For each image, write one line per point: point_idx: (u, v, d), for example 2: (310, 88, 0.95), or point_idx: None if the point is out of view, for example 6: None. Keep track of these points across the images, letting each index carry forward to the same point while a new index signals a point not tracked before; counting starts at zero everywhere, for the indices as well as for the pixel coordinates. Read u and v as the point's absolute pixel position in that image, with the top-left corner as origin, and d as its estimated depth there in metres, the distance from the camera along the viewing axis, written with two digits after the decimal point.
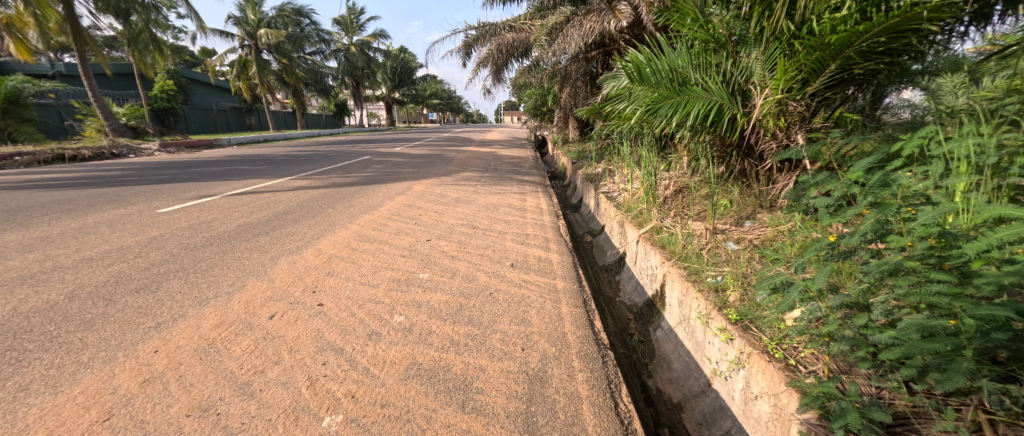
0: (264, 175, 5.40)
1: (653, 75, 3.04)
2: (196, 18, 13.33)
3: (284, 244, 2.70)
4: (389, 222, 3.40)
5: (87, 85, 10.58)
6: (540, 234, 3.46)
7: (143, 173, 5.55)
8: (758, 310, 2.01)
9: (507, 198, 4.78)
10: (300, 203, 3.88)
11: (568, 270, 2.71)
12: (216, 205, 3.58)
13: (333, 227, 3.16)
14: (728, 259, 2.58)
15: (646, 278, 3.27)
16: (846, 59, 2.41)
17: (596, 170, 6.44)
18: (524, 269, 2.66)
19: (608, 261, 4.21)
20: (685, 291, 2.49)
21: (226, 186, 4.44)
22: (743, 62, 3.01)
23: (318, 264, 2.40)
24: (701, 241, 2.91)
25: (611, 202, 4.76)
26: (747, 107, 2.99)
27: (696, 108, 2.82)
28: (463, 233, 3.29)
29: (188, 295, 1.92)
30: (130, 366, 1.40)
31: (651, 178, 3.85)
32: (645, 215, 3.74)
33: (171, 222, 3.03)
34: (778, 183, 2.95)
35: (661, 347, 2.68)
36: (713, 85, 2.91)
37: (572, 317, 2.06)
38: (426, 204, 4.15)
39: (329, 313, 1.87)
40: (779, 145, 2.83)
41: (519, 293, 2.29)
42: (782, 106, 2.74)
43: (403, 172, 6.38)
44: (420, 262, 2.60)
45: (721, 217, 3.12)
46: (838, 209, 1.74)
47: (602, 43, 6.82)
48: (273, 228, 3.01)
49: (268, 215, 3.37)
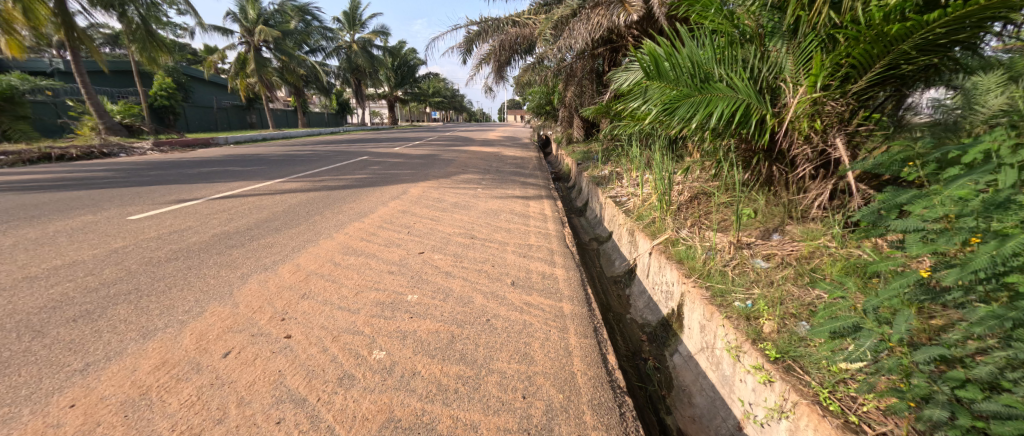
0: (253, 177, 5.14)
1: (671, 70, 2.70)
2: (192, 13, 13.05)
3: (258, 259, 2.42)
4: (380, 232, 3.12)
5: (80, 82, 10.37)
6: (544, 245, 3.17)
7: (127, 174, 5.29)
8: (799, 345, 1.71)
9: (509, 203, 4.49)
10: (286, 208, 3.61)
11: (577, 290, 2.41)
12: (194, 211, 3.31)
13: (317, 237, 2.88)
14: (757, 279, 2.29)
15: (660, 295, 2.98)
16: (900, 54, 2.10)
17: (602, 172, 6.14)
18: (526, 288, 2.37)
19: (617, 272, 3.90)
20: (709, 316, 2.19)
21: (210, 189, 4.17)
22: (773, 57, 2.71)
23: (294, 284, 2.12)
24: (725, 256, 2.62)
25: (619, 208, 4.47)
26: (776, 107, 2.69)
27: (721, 107, 2.50)
28: (460, 244, 3.01)
29: (132, 325, 1.65)
30: (32, 429, 1.12)
31: (664, 184, 3.55)
32: (658, 225, 3.44)
33: (139, 231, 2.76)
34: (812, 192, 2.65)
35: (679, 376, 2.38)
36: (739, 82, 2.59)
37: (582, 352, 1.77)
38: (421, 210, 3.86)
39: (296, 348, 1.58)
40: (813, 149, 2.53)
41: (521, 319, 2.00)
42: (818, 106, 2.43)
43: (400, 173, 6.11)
44: (409, 281, 2.31)
45: (746, 228, 2.83)
46: (930, 237, 1.40)
47: (609, 40, 6.58)
48: (250, 239, 2.74)
49: (248, 223, 3.10)
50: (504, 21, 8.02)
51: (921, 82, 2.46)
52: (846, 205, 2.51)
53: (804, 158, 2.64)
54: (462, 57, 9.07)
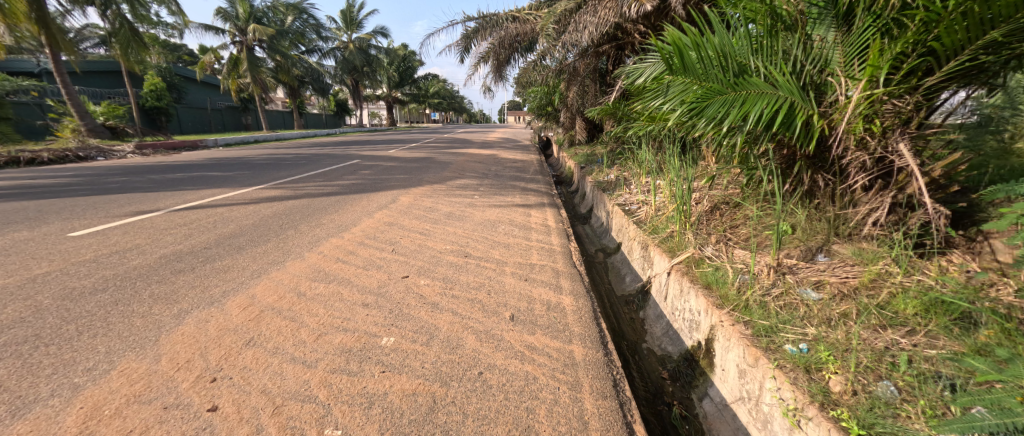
0: (229, 183, 4.73)
1: (700, 62, 2.28)
2: (179, 11, 12.65)
3: (205, 288, 2.01)
4: (359, 250, 2.71)
5: (60, 82, 9.99)
6: (548, 265, 2.76)
7: (93, 180, 4.87)
8: (889, 417, 1.29)
9: (508, 213, 4.09)
10: (258, 221, 3.21)
11: (589, 326, 2.00)
12: (149, 225, 2.90)
13: (285, 258, 2.47)
14: (809, 315, 1.88)
15: (683, 324, 2.56)
16: (993, 41, 1.68)
17: (607, 176, 5.73)
18: (528, 325, 1.95)
19: (628, 290, 3.49)
20: (754, 362, 1.77)
21: (177, 198, 3.78)
22: (818, 47, 2.32)
23: (241, 324, 1.71)
24: (765, 282, 2.20)
25: (629, 217, 4.07)
26: (822, 107, 2.28)
27: (760, 107, 2.09)
28: (451, 265, 2.61)
29: (4, 396, 1.24)
30: None
31: (684, 194, 3.15)
32: (678, 240, 3.03)
33: (75, 252, 2.36)
34: (865, 207, 2.24)
35: (711, 429, 1.96)
36: (780, 76, 2.19)
37: (602, 423, 1.35)
38: (410, 222, 3.46)
39: (219, 430, 1.16)
40: (869, 157, 2.13)
41: (522, 371, 1.59)
42: (878, 105, 2.02)
43: (392, 179, 5.71)
44: (387, 318, 1.89)
45: (785, 248, 2.42)
46: None
47: (615, 36, 6.22)
48: (203, 261, 2.33)
49: (207, 240, 2.69)
50: (503, 17, 7.64)
51: (1001, 80, 2.04)
52: (910, 223, 2.10)
53: (857, 167, 2.24)
54: (461, 55, 8.70)
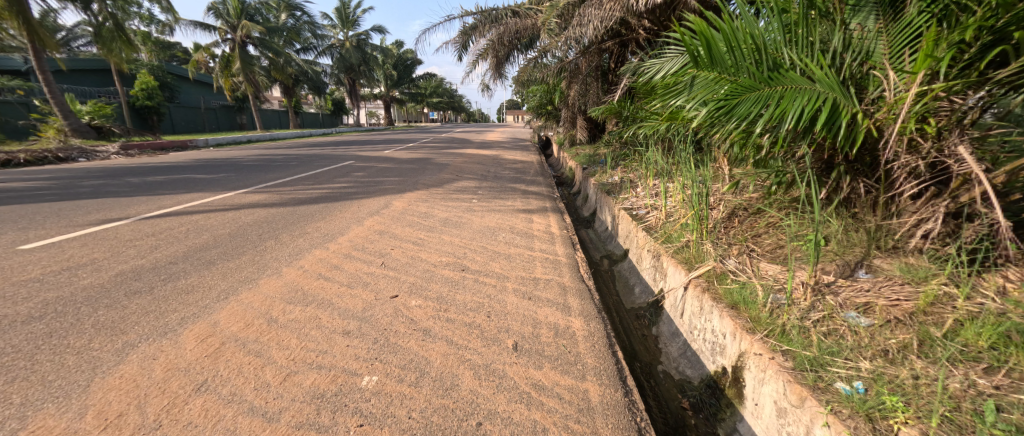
0: (212, 187, 4.45)
1: (730, 54, 2.03)
2: (168, 7, 12.33)
3: (160, 315, 1.73)
4: (345, 264, 2.45)
5: (43, 80, 9.67)
6: (554, 280, 2.51)
7: (67, 183, 4.58)
8: None
9: (508, 218, 3.83)
10: (235, 230, 2.94)
11: (604, 357, 1.73)
12: (112, 236, 2.63)
13: (259, 275, 2.20)
14: (861, 346, 1.62)
15: (703, 345, 2.29)
16: None
17: (611, 178, 5.48)
18: (535, 356, 1.69)
19: (637, 303, 3.22)
20: (799, 402, 1.51)
21: (151, 204, 3.50)
22: (859, 37, 2.08)
23: (195, 361, 1.44)
24: (802, 304, 1.93)
25: (637, 222, 3.81)
26: (864, 104, 2.03)
27: (799, 104, 1.85)
28: (446, 282, 2.34)
29: None
30: None
31: (701, 200, 2.90)
32: (696, 251, 2.77)
33: (18, 269, 2.09)
34: (914, 217, 1.99)
35: None
36: (821, 70, 1.94)
37: None
38: (402, 230, 3.19)
39: None
40: (921, 161, 1.88)
41: (529, 421, 1.32)
42: (935, 101, 1.77)
43: (386, 181, 5.45)
44: (371, 350, 1.62)
45: (821, 263, 2.15)
46: None
47: (618, 32, 5.97)
48: (164, 280, 2.05)
49: (174, 253, 2.42)
50: (503, 12, 7.37)
51: None
52: (967, 236, 1.85)
53: (906, 172, 1.99)
54: (458, 53, 8.42)
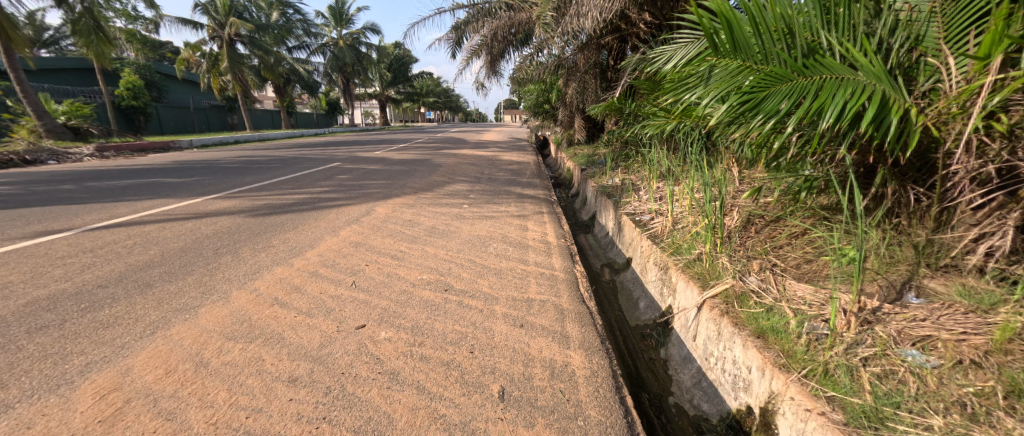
0: (180, 192, 4.13)
1: (757, 38, 1.72)
2: (151, 4, 11.94)
3: (61, 360, 1.40)
4: (308, 284, 2.12)
5: (16, 78, 9.34)
6: (550, 300, 2.19)
7: (23, 188, 4.26)
8: None
9: (501, 226, 3.50)
10: (190, 243, 2.61)
11: (610, 407, 1.41)
12: (42, 252, 2.29)
13: (200, 302, 1.86)
14: (933, 396, 1.30)
15: (722, 378, 1.96)
16: None
17: (611, 180, 5.17)
18: (526, 408, 1.36)
19: (642, 320, 2.89)
20: None
21: (104, 212, 3.17)
22: (908, 19, 1.78)
23: (80, 431, 1.10)
24: (846, 337, 1.61)
25: (640, 229, 3.49)
26: (915, 97, 1.74)
27: (842, 97, 1.54)
28: (424, 306, 2.01)
29: None
30: None
31: (714, 205, 2.59)
32: (710, 266, 2.45)
33: None
34: (975, 231, 1.69)
35: None
36: (866, 56, 1.64)
37: None
38: (381, 242, 2.86)
39: None
40: (990, 165, 1.58)
41: None
42: (1011, 92, 1.47)
43: (372, 184, 5.13)
44: (319, 405, 1.29)
45: (864, 284, 1.83)
46: None
47: (618, 27, 5.66)
48: (82, 310, 1.72)
49: (107, 274, 2.08)
50: (496, 7, 7.05)
51: None
52: None
53: (967, 177, 1.68)
54: (451, 50, 8.10)
